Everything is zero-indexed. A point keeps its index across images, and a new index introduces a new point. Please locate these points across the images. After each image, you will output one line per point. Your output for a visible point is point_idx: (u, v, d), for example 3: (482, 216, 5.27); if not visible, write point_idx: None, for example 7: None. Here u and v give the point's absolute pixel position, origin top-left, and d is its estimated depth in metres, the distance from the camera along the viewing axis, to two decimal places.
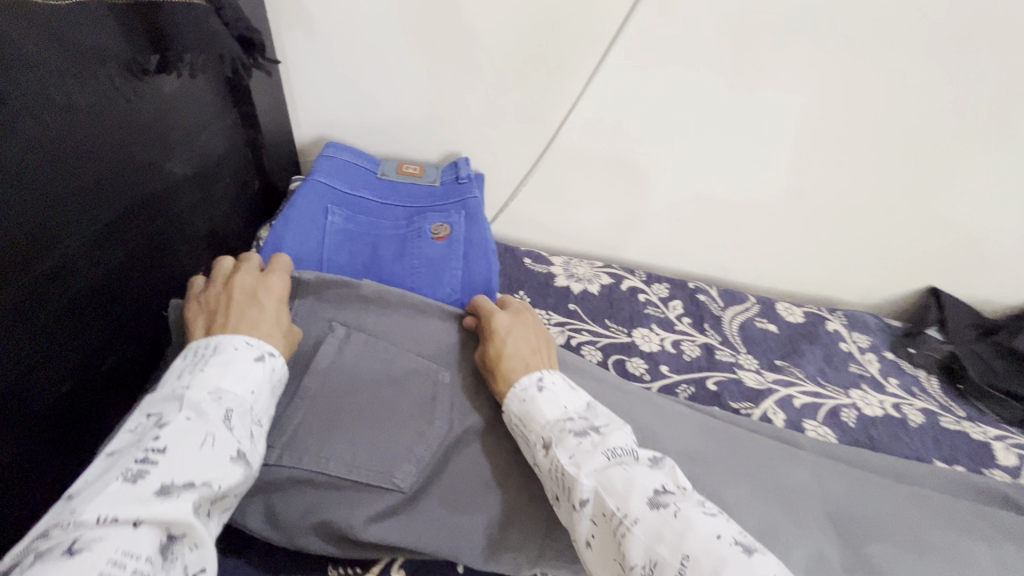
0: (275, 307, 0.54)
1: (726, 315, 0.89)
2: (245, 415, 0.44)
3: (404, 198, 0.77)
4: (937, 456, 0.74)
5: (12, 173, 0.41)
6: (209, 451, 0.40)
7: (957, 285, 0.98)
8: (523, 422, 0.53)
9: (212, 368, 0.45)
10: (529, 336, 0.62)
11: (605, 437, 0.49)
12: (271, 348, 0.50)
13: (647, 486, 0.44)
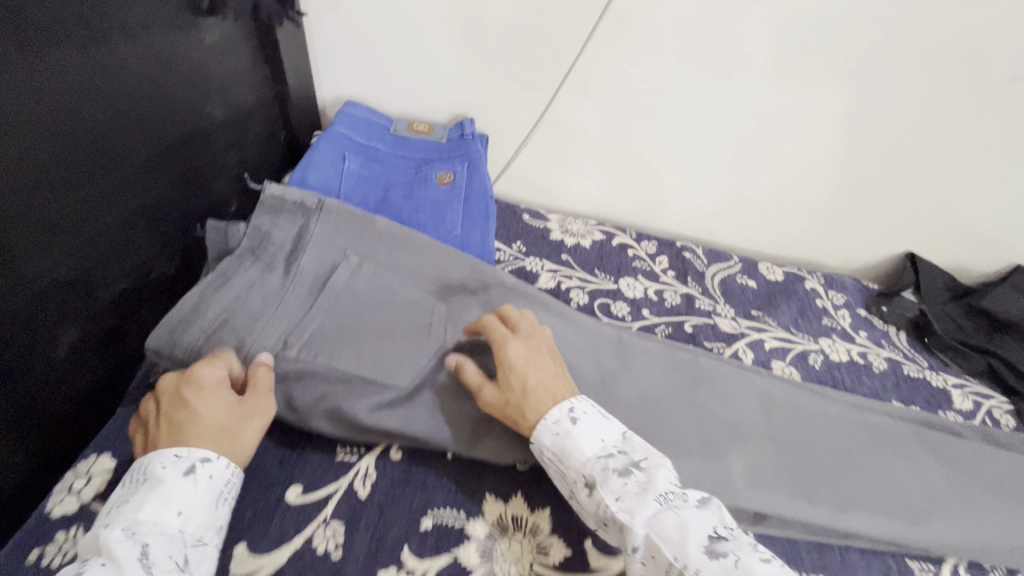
0: (210, 401, 0.52)
1: (709, 271, 0.96)
2: (165, 544, 0.44)
3: (413, 150, 0.85)
4: (896, 396, 0.80)
5: (96, 94, 0.52)
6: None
7: (936, 251, 1.03)
8: (559, 459, 0.53)
9: (135, 502, 0.46)
10: (543, 362, 0.60)
11: (650, 478, 0.50)
12: (203, 455, 0.49)
13: (702, 534, 0.45)
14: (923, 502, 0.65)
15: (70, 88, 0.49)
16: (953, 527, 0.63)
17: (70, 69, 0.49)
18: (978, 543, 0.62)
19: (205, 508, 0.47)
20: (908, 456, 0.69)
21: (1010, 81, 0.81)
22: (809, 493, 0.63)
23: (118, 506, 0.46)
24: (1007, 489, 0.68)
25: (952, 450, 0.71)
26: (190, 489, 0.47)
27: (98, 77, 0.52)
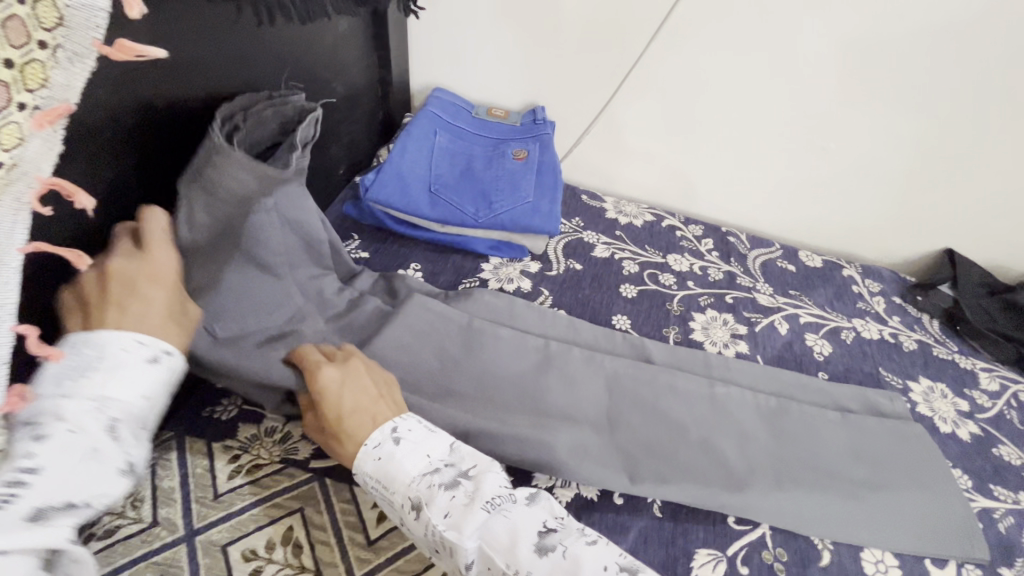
0: (161, 295, 0.53)
1: (751, 254, 1.04)
2: (130, 423, 0.46)
3: (493, 131, 1.00)
4: (923, 373, 0.86)
5: (272, 67, 0.69)
6: (92, 465, 0.43)
7: (974, 250, 1.07)
8: (383, 484, 0.54)
9: (97, 375, 0.45)
10: (362, 384, 0.60)
11: (477, 486, 0.53)
12: (167, 348, 0.51)
13: (529, 537, 0.50)
14: (798, 472, 0.66)
15: (259, 62, 0.67)
16: (786, 499, 0.63)
17: (262, 48, 0.67)
18: (850, 511, 0.64)
19: (162, 393, 0.50)
20: (758, 432, 0.69)
21: None
22: (632, 463, 0.64)
23: (75, 376, 0.45)
24: (859, 475, 0.67)
25: (813, 432, 0.71)
26: (154, 374, 0.49)
27: (276, 57, 0.69)
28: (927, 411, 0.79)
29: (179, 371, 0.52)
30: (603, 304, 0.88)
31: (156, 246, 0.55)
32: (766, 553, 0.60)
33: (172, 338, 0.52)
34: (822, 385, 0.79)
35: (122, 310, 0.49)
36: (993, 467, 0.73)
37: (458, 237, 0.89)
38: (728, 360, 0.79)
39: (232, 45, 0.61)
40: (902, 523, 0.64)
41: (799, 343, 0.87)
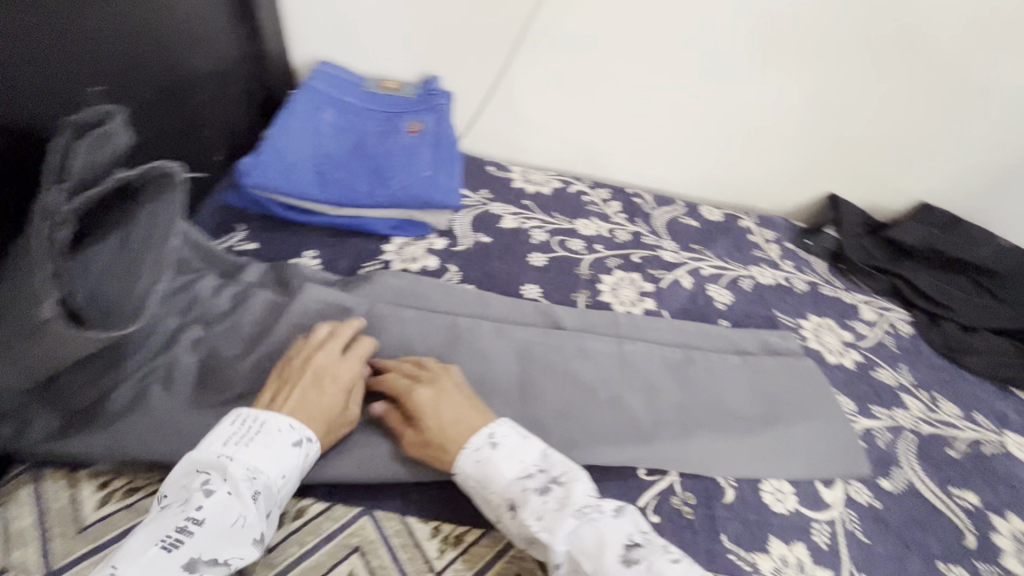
0: (334, 395, 0.57)
1: (655, 213, 1.07)
2: (269, 498, 0.49)
3: (384, 104, 0.94)
4: (812, 311, 0.92)
5: (98, 31, 0.60)
6: (236, 530, 0.46)
7: (852, 193, 1.15)
8: (481, 484, 0.53)
9: (253, 449, 0.50)
10: (453, 394, 0.59)
11: (568, 494, 0.51)
12: (309, 435, 0.54)
13: (615, 545, 0.48)
14: (705, 422, 0.69)
15: (79, 25, 0.57)
16: (692, 446, 0.66)
17: (80, 8, 0.57)
18: (752, 448, 0.67)
19: (297, 477, 0.52)
20: (666, 384, 0.72)
21: (902, 32, 0.93)
22: (543, 430, 0.64)
23: (238, 444, 0.50)
24: (758, 413, 0.71)
25: (717, 378, 0.74)
26: (294, 457, 0.52)
27: (102, 19, 0.60)
28: (816, 345, 0.85)
29: (313, 460, 0.55)
30: (513, 275, 0.87)
31: (355, 357, 0.61)
32: (675, 499, 0.61)
33: (316, 430, 0.54)
34: (730, 333, 0.83)
35: (301, 393, 0.56)
36: (873, 389, 0.80)
37: (354, 220, 0.84)
38: (641, 320, 0.81)
39: (18, 15, 0.51)
40: (795, 454, 0.68)
41: (701, 295, 0.90)
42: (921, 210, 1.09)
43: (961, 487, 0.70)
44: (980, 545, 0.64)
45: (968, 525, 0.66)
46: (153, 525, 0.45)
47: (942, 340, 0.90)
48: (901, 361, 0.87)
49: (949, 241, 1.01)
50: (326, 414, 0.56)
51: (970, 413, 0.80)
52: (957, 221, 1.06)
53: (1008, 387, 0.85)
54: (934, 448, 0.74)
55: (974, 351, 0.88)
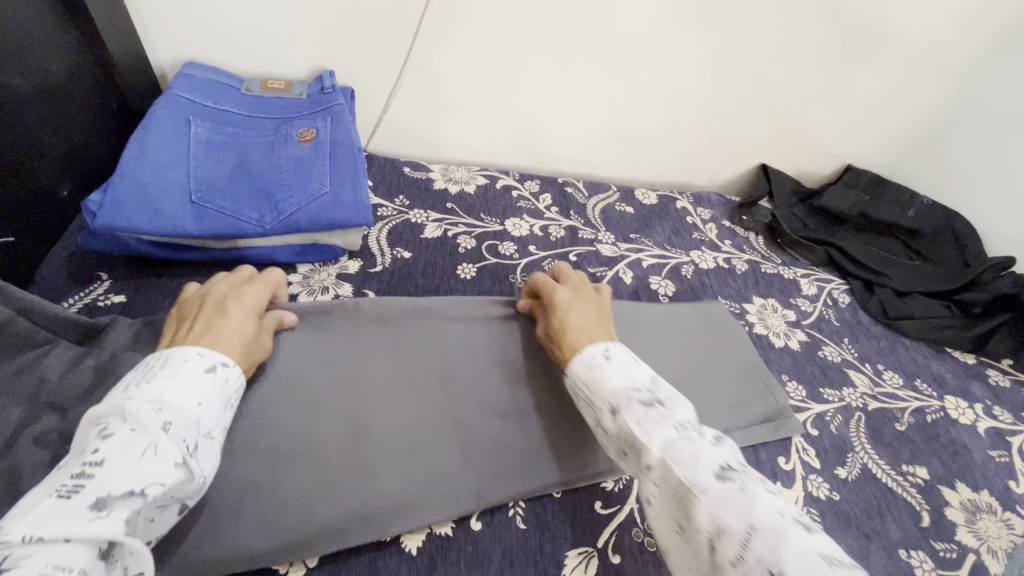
0: (241, 319, 0.55)
1: (589, 202, 1.01)
2: (185, 428, 0.45)
3: (270, 110, 0.82)
4: (755, 292, 0.90)
5: None
6: (150, 459, 0.41)
7: (782, 161, 1.14)
8: (591, 386, 0.57)
9: (156, 382, 0.45)
10: (586, 312, 0.64)
11: (671, 411, 0.52)
12: (224, 358, 0.50)
13: (712, 460, 0.47)
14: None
15: None
16: None
17: None
18: None
19: (218, 404, 0.48)
20: None
21: None
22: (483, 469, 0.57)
23: (139, 383, 0.45)
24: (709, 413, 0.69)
25: (667, 382, 0.70)
26: (208, 384, 0.48)
27: None
28: (762, 330, 0.83)
29: (238, 388, 0.51)
30: (440, 292, 0.78)
31: (255, 287, 0.59)
32: (635, 532, 0.57)
33: (231, 354, 0.52)
34: (674, 318, 0.79)
35: (204, 319, 0.53)
36: (821, 370, 0.79)
37: (254, 248, 0.73)
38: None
39: None
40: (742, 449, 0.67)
41: (644, 289, 0.85)
42: (848, 174, 1.09)
43: (911, 462, 0.70)
44: (934, 523, 0.64)
45: (921, 503, 0.66)
46: (51, 478, 0.40)
47: (879, 307, 0.90)
48: (843, 335, 0.86)
49: (877, 205, 1.01)
50: (239, 336, 0.53)
51: (912, 381, 0.81)
52: (882, 182, 1.06)
53: (943, 349, 0.86)
54: (883, 425, 0.73)
55: (910, 317, 0.88)
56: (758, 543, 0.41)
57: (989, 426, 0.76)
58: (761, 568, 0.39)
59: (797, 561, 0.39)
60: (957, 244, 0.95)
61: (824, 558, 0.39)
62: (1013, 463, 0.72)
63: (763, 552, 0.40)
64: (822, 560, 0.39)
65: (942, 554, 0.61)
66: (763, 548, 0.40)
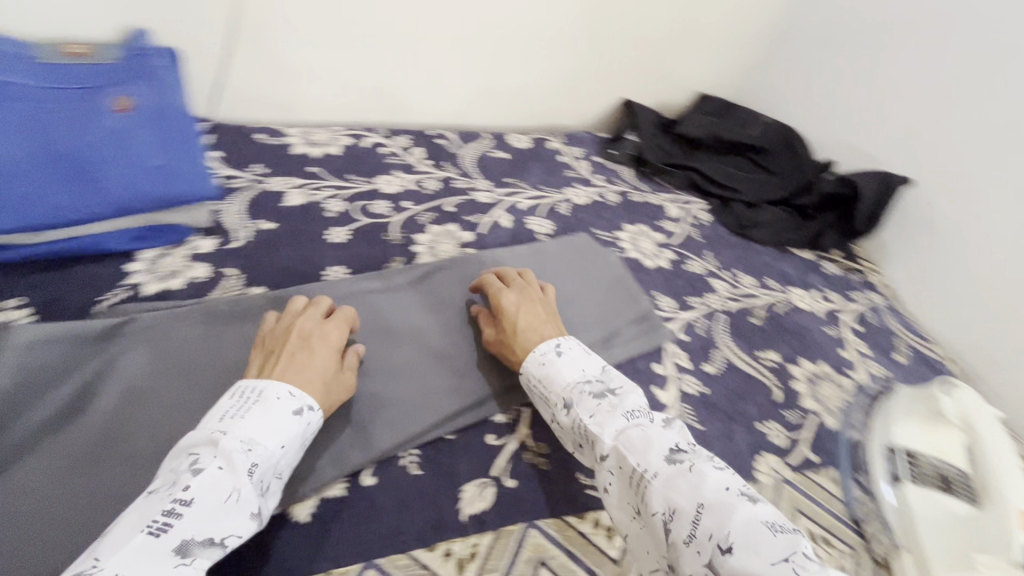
0: (324, 358, 0.55)
1: (463, 151, 1.00)
2: (267, 471, 0.46)
3: (70, 76, 0.66)
4: (627, 220, 0.95)
5: None
6: (232, 507, 0.42)
7: (643, 94, 1.19)
8: (543, 384, 0.60)
9: (249, 419, 0.46)
10: (535, 313, 0.66)
11: (622, 401, 0.56)
12: (310, 401, 0.51)
13: (662, 445, 0.51)
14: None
15: None
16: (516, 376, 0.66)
17: None
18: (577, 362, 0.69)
19: (295, 448, 0.49)
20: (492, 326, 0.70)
21: None
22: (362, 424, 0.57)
23: (234, 417, 0.47)
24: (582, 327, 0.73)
25: None
26: (293, 426, 0.49)
27: None
28: (635, 254, 0.88)
29: (317, 429, 0.52)
30: (311, 260, 0.74)
31: (337, 320, 0.60)
32: (528, 454, 0.60)
33: (317, 395, 0.52)
34: (548, 256, 0.82)
35: (289, 355, 0.54)
36: (688, 282, 0.86)
37: (79, 240, 0.64)
38: (463, 268, 0.76)
39: None
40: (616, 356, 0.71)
41: (522, 231, 0.87)
42: (701, 103, 1.17)
43: (765, 349, 0.79)
44: (784, 396, 0.73)
45: (774, 382, 0.75)
46: (139, 509, 0.41)
47: (733, 219, 0.99)
48: (706, 248, 0.94)
49: (726, 127, 1.09)
50: (322, 374, 0.54)
51: (763, 280, 0.91)
52: (729, 106, 1.15)
53: (787, 249, 0.97)
54: (741, 322, 0.82)
55: (759, 225, 0.98)
56: (706, 520, 0.45)
57: (824, 308, 0.88)
58: (713, 544, 0.44)
59: (744, 529, 0.44)
60: (792, 152, 1.06)
61: (765, 524, 0.45)
62: (843, 336, 0.84)
63: (713, 526, 0.45)
64: (764, 526, 0.44)
65: (791, 420, 0.71)
66: (712, 522, 0.45)
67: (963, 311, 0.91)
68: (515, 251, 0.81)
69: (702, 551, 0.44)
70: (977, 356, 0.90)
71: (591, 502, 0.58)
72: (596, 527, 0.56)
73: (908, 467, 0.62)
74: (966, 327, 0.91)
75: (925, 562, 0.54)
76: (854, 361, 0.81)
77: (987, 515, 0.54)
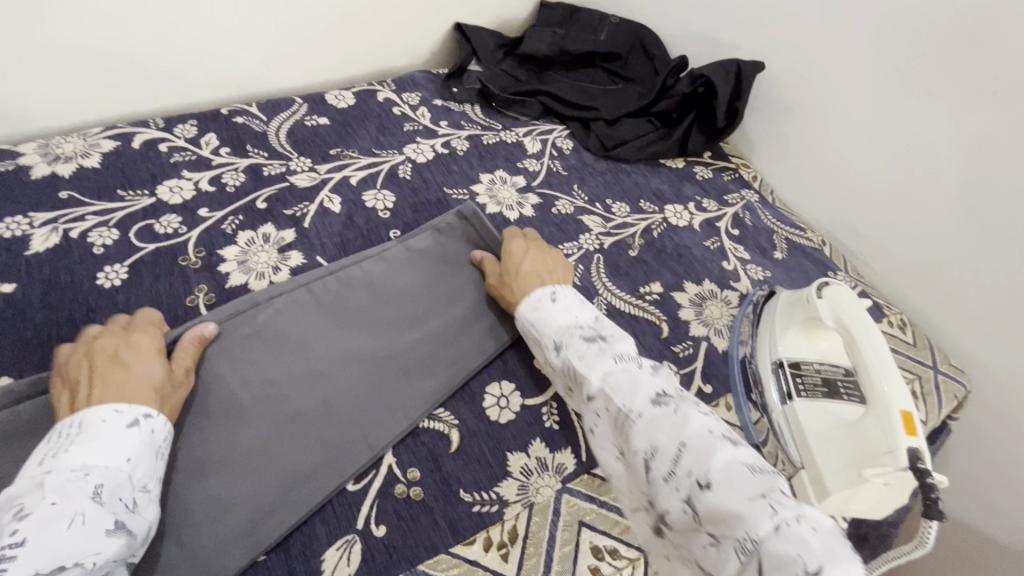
0: (148, 366, 0.48)
1: (271, 127, 0.82)
2: (119, 487, 0.41)
3: None
4: (482, 169, 0.83)
5: None
6: (82, 529, 0.38)
7: (477, 13, 1.02)
8: (534, 327, 0.56)
9: (76, 447, 0.41)
10: (541, 262, 0.63)
11: (613, 343, 0.51)
12: (146, 409, 0.45)
13: (649, 386, 0.46)
14: (433, 385, 0.58)
15: None
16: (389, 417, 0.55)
17: None
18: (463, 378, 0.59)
19: (151, 456, 0.44)
20: (359, 365, 0.58)
21: None
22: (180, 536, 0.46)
23: (56, 454, 0.41)
24: (472, 334, 0.62)
25: (423, 323, 0.62)
26: (136, 439, 0.43)
27: None
28: (495, 208, 0.78)
29: (168, 437, 0.46)
30: (79, 320, 0.57)
31: (145, 330, 0.52)
32: (398, 488, 0.51)
33: (150, 403, 0.46)
34: (432, 256, 0.68)
35: (96, 377, 0.46)
36: (558, 226, 0.78)
37: None
38: (327, 301, 0.61)
39: None
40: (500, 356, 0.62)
41: (358, 212, 0.73)
42: (542, 11, 1.03)
43: (646, 282, 0.74)
44: (672, 329, 0.69)
45: (660, 317, 0.70)
46: None
47: (597, 142, 0.90)
48: (572, 182, 0.85)
49: (573, 38, 0.98)
50: (152, 384, 0.47)
51: (638, 204, 0.84)
52: (574, 11, 1.02)
53: (657, 163, 0.91)
54: (619, 257, 0.76)
55: (624, 142, 0.90)
56: (689, 459, 0.40)
57: (701, 220, 0.83)
58: (691, 480, 0.39)
59: (724, 472, 0.39)
60: (647, 55, 0.98)
61: (747, 468, 0.39)
62: (722, 245, 0.81)
63: (694, 468, 0.40)
64: (746, 470, 0.38)
65: (681, 354, 0.66)
66: (694, 464, 0.40)
67: (826, 188, 0.88)
68: (388, 257, 0.66)
69: (680, 487, 0.40)
70: (845, 231, 0.88)
71: (481, 521, 0.50)
72: (489, 549, 0.49)
73: (796, 381, 0.60)
74: (829, 204, 0.88)
75: (823, 482, 0.53)
76: (736, 270, 0.77)
77: (872, 423, 0.52)
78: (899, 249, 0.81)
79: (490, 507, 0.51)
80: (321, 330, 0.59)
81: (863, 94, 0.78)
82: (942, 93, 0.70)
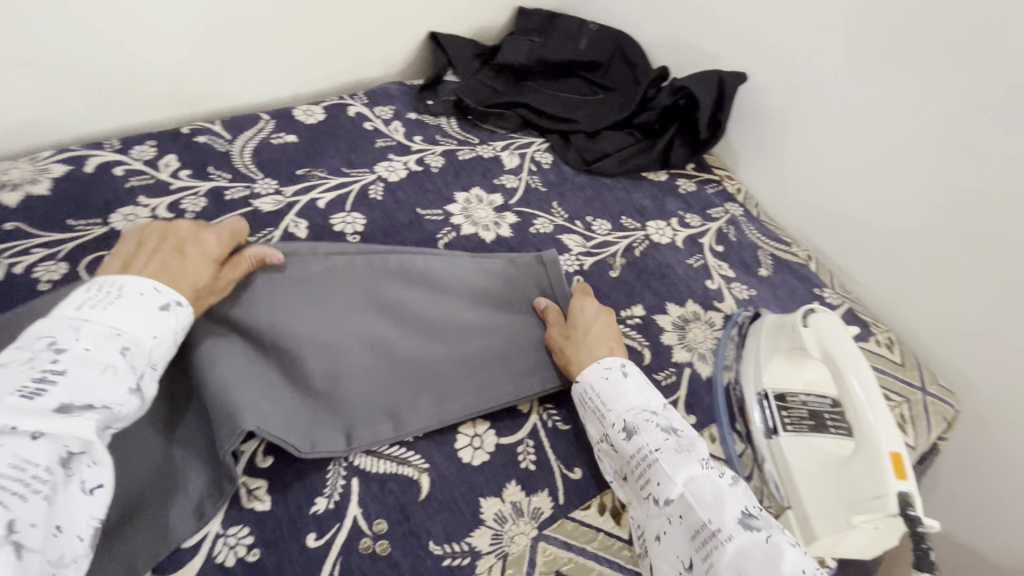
0: (197, 264, 0.49)
1: (234, 146, 0.78)
2: (141, 355, 0.43)
3: None
4: (457, 187, 0.80)
5: None
6: (111, 380, 0.40)
7: (452, 21, 0.99)
8: (601, 400, 0.54)
9: (115, 306, 0.43)
10: (608, 328, 0.61)
11: (692, 443, 0.49)
12: (178, 298, 0.46)
13: (735, 504, 0.43)
14: (435, 409, 0.56)
15: None
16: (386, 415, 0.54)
17: None
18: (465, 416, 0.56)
19: (171, 339, 0.45)
20: (383, 357, 0.56)
21: None
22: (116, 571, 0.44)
23: (97, 305, 0.43)
24: (505, 374, 0.59)
25: (460, 340, 0.60)
26: (167, 318, 0.45)
27: None
28: (470, 229, 0.75)
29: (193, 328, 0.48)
30: None
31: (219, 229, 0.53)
32: (362, 542, 0.48)
33: (186, 293, 0.47)
34: (497, 281, 0.65)
35: (158, 257, 0.48)
36: (536, 247, 0.75)
37: None
38: (376, 277, 0.60)
39: None
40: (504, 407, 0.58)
41: (326, 237, 0.70)
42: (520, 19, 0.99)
43: (628, 305, 0.71)
44: (654, 357, 0.66)
45: (642, 343, 0.67)
46: None
47: (577, 156, 0.87)
48: (551, 199, 0.82)
49: (552, 47, 0.95)
50: (195, 281, 0.49)
51: (619, 221, 0.81)
52: (553, 18, 0.99)
53: (639, 176, 0.88)
54: (600, 280, 0.73)
55: (605, 156, 0.87)
56: None
57: (684, 236, 0.81)
58: None
59: None
60: (628, 64, 0.95)
61: None
62: (706, 263, 0.78)
63: None
64: None
65: (664, 383, 0.64)
66: None
67: (813, 202, 0.86)
68: (453, 263, 0.64)
69: None
70: (832, 246, 0.86)
71: None
72: None
73: (782, 415, 0.58)
74: (817, 218, 0.86)
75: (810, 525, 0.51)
76: (720, 290, 0.75)
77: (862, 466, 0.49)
78: (886, 264, 0.79)
79: (460, 560, 0.48)
80: (360, 308, 0.58)
81: (848, 106, 0.76)
82: (927, 107, 0.68)
